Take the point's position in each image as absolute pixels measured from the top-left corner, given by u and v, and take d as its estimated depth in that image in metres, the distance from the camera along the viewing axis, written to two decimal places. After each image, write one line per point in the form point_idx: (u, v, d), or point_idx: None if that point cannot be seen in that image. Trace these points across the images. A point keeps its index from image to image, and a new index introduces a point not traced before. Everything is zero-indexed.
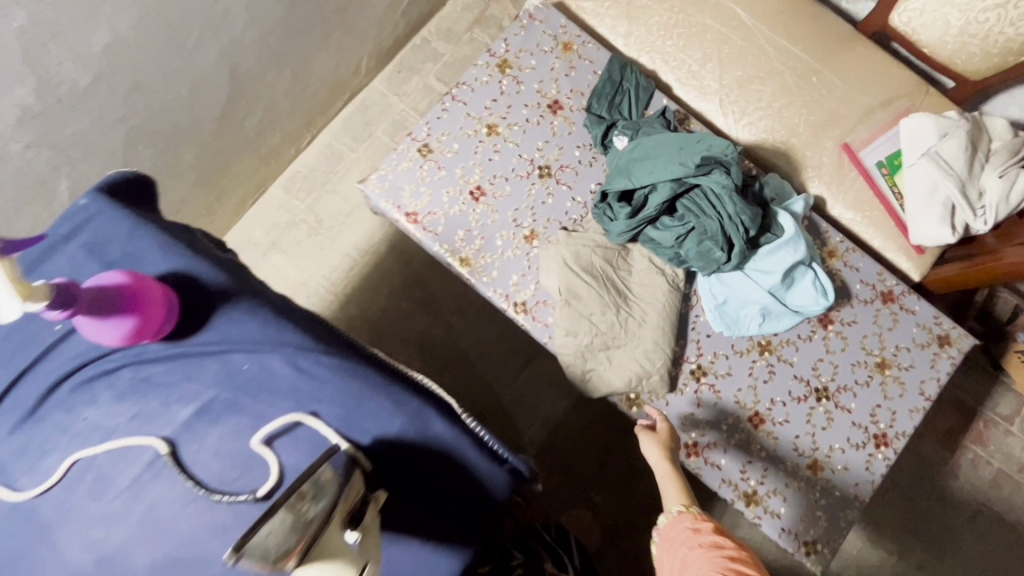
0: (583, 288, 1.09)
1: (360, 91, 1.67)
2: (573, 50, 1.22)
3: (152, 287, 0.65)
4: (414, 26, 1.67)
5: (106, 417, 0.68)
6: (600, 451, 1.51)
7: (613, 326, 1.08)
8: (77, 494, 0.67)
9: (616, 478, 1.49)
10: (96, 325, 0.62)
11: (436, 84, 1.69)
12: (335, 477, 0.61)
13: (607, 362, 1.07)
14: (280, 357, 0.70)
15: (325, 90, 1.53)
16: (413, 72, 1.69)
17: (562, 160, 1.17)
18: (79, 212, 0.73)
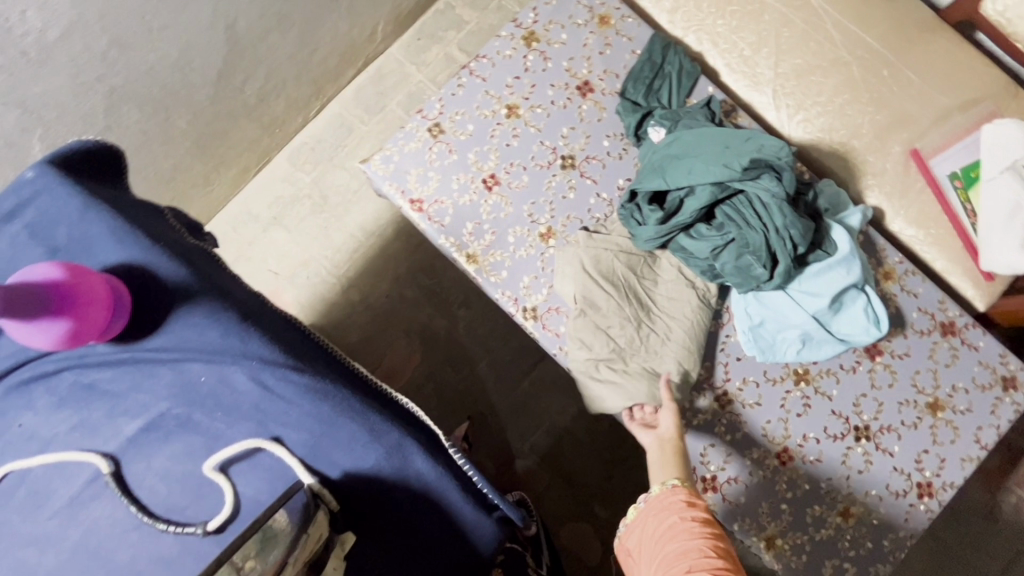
0: (602, 294, 0.97)
1: (376, 58, 1.54)
2: (609, 25, 1.08)
3: (92, 283, 0.55)
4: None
5: (46, 425, 0.60)
6: (607, 464, 1.41)
7: (632, 339, 0.96)
8: (9, 510, 0.59)
9: (622, 493, 1.39)
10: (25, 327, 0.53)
11: (458, 55, 1.55)
12: (288, 525, 0.53)
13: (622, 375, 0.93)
14: (242, 371, 0.60)
15: (336, 55, 1.41)
16: (434, 40, 1.55)
17: (588, 150, 1.04)
18: (26, 187, 0.63)
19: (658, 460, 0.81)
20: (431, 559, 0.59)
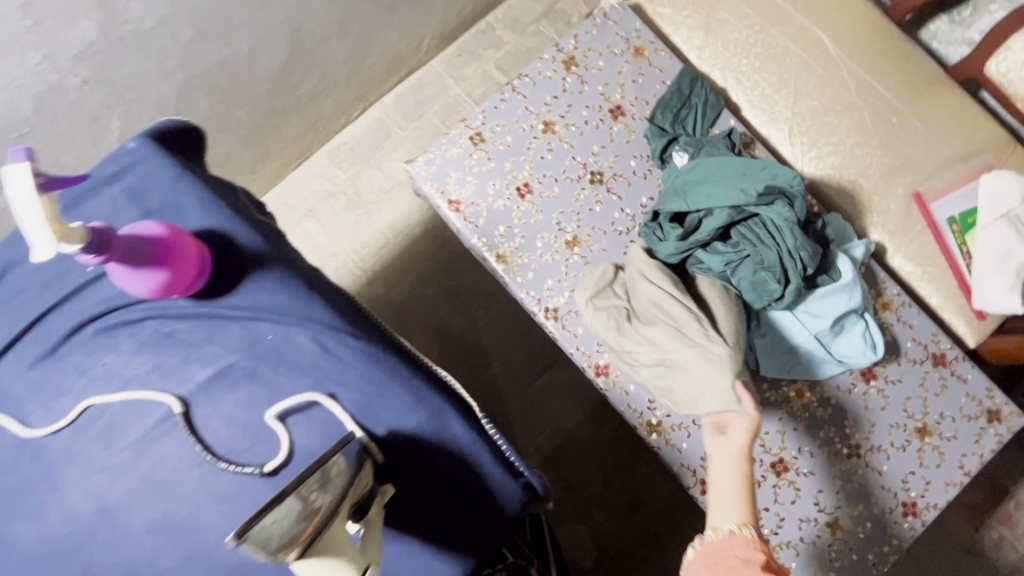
0: (651, 308, 1.00)
1: (418, 69, 1.64)
2: (644, 56, 1.17)
3: (190, 244, 0.63)
4: (481, 10, 1.63)
5: (125, 366, 0.67)
6: (607, 469, 1.47)
7: (689, 339, 0.95)
8: (86, 440, 0.66)
9: (619, 499, 1.45)
10: (130, 274, 0.60)
11: (495, 73, 1.65)
12: (344, 471, 0.58)
13: (698, 378, 0.93)
14: (306, 333, 0.68)
15: (383, 63, 1.50)
16: (473, 57, 1.65)
17: (616, 169, 1.13)
18: (126, 156, 0.71)
19: (721, 494, 0.81)
20: (459, 516, 0.66)
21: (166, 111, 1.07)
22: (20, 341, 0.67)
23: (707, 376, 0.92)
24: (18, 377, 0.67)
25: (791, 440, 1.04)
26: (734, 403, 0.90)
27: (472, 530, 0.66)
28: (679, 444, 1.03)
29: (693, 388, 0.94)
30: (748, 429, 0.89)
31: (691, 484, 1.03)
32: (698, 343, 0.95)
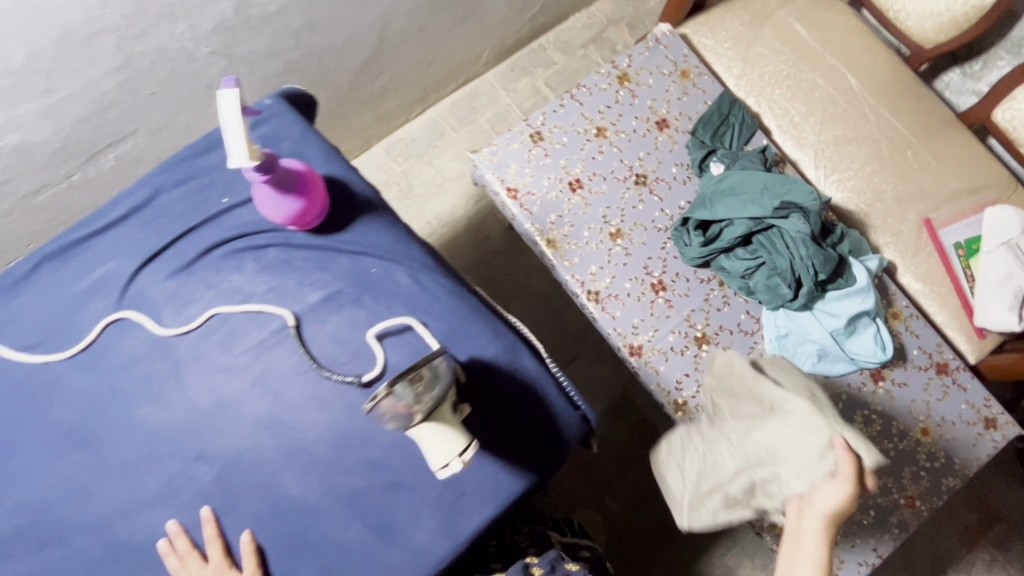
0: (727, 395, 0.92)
1: (474, 79, 1.79)
2: (689, 78, 1.31)
3: (321, 181, 0.75)
4: (536, 32, 1.79)
5: (248, 284, 0.78)
6: (622, 460, 1.55)
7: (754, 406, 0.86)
8: (210, 342, 0.76)
9: (632, 489, 1.53)
10: (281, 201, 0.72)
11: (543, 89, 1.81)
12: (449, 370, 0.64)
13: (783, 443, 0.78)
14: (405, 270, 0.79)
15: (446, 70, 1.65)
16: (525, 73, 1.81)
17: (659, 173, 1.25)
18: (263, 110, 0.84)
19: None
20: (525, 436, 0.76)
21: (266, 89, 1.20)
22: (160, 255, 0.78)
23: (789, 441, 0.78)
24: (157, 285, 0.77)
25: None
26: (825, 466, 0.74)
27: (535, 450, 0.76)
28: None
29: (787, 466, 0.77)
30: (843, 499, 0.73)
31: None
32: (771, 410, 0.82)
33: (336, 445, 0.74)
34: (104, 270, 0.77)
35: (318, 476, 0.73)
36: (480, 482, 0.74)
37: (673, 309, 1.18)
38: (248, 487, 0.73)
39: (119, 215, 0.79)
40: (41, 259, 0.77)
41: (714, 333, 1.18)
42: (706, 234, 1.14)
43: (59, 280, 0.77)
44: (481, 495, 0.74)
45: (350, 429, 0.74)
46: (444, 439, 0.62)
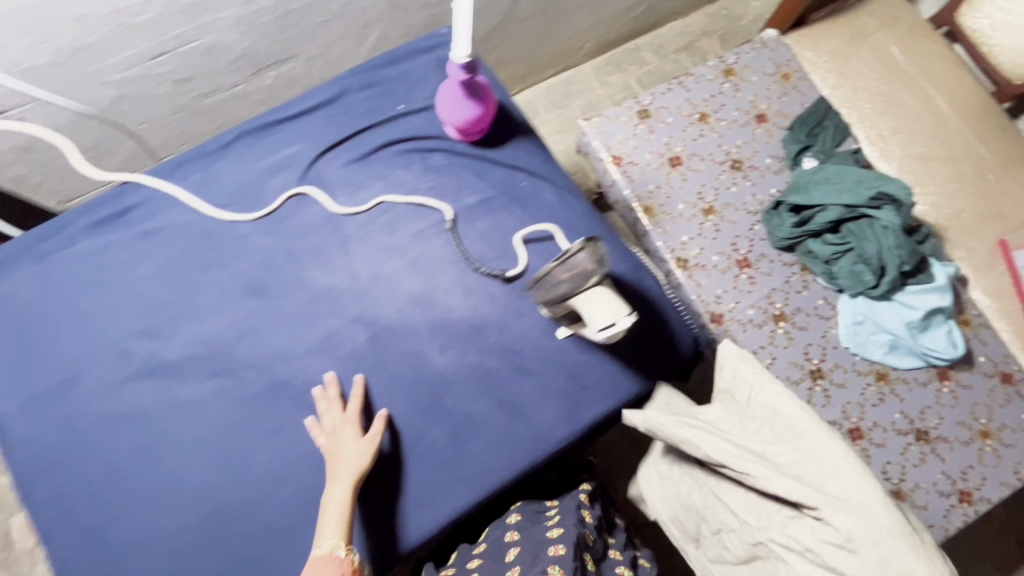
0: (693, 445, 0.73)
1: (570, 68, 1.90)
2: (790, 81, 1.41)
3: (495, 96, 0.85)
4: (635, 32, 1.90)
5: (414, 180, 0.88)
6: None
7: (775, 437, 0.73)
8: (376, 224, 0.86)
9: None
10: (470, 105, 0.82)
11: (635, 85, 1.92)
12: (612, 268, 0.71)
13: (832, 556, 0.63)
14: (551, 188, 0.89)
15: (551, 54, 1.77)
16: (619, 69, 1.92)
17: (754, 161, 1.34)
18: (440, 37, 0.95)
19: None
20: (643, 346, 0.83)
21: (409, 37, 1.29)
22: (341, 144, 0.89)
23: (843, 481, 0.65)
24: (335, 169, 0.88)
25: (870, 413, 1.21)
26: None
27: (652, 360, 0.83)
28: None
29: (834, 520, 0.63)
30: None
31: None
32: (805, 443, 0.69)
33: (476, 328, 0.83)
34: (292, 151, 0.88)
35: (458, 352, 0.82)
36: (601, 380, 0.82)
37: (756, 285, 1.26)
38: (395, 352, 0.82)
39: (309, 106, 0.89)
40: (237, 133, 0.88)
41: (792, 312, 1.25)
42: (799, 216, 1.23)
43: (251, 153, 0.87)
44: (600, 391, 0.82)
45: (490, 316, 0.83)
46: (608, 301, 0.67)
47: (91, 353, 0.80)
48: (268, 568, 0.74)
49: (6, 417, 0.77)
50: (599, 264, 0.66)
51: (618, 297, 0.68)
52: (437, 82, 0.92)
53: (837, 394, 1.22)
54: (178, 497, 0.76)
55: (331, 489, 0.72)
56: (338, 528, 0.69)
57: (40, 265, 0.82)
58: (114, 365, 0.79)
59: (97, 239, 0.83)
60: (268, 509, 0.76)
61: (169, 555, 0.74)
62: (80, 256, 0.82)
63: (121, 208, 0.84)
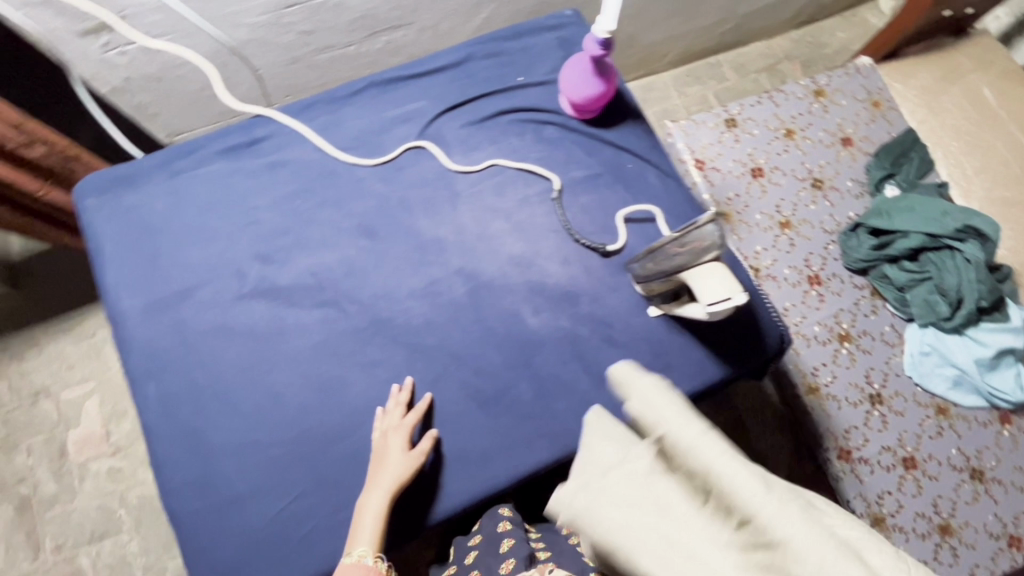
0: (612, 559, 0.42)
1: (651, 74, 1.88)
2: (880, 109, 1.42)
3: (619, 77, 0.89)
4: (719, 47, 1.87)
5: (526, 149, 0.92)
6: None
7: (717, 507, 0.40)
8: (486, 185, 0.90)
9: None
10: (595, 81, 0.86)
11: (711, 99, 1.87)
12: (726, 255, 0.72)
13: None
14: (656, 173, 0.92)
15: (635, 60, 1.77)
16: (699, 81, 1.89)
17: (835, 182, 1.35)
18: (564, 18, 0.99)
19: None
20: (731, 335, 0.85)
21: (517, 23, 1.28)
22: (461, 107, 0.93)
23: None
24: (453, 129, 0.92)
25: (925, 444, 1.20)
26: None
27: (738, 350, 0.85)
28: (830, 411, 1.21)
29: None
30: None
31: (831, 448, 1.20)
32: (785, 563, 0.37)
33: (571, 295, 0.86)
34: (414, 107, 0.93)
35: (551, 316, 0.85)
36: (686, 362, 0.84)
37: (825, 302, 1.27)
38: (492, 307, 0.85)
39: (435, 67, 0.95)
40: (367, 83, 0.93)
41: (858, 334, 1.25)
42: (878, 240, 1.25)
43: (378, 105, 0.93)
44: (685, 373, 0.84)
45: (586, 286, 0.86)
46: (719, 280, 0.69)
47: (209, 268, 0.84)
48: (350, 494, 0.77)
49: (126, 315, 0.82)
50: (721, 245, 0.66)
51: (733, 275, 0.69)
52: (557, 60, 0.96)
53: (894, 421, 1.21)
54: (275, 414, 0.79)
55: (366, 496, 0.74)
56: (372, 534, 0.71)
57: (172, 180, 0.87)
58: (229, 283, 0.84)
59: (226, 163, 0.88)
60: (356, 437, 0.79)
61: (260, 466, 0.77)
62: (210, 177, 0.88)
63: (252, 139, 0.90)
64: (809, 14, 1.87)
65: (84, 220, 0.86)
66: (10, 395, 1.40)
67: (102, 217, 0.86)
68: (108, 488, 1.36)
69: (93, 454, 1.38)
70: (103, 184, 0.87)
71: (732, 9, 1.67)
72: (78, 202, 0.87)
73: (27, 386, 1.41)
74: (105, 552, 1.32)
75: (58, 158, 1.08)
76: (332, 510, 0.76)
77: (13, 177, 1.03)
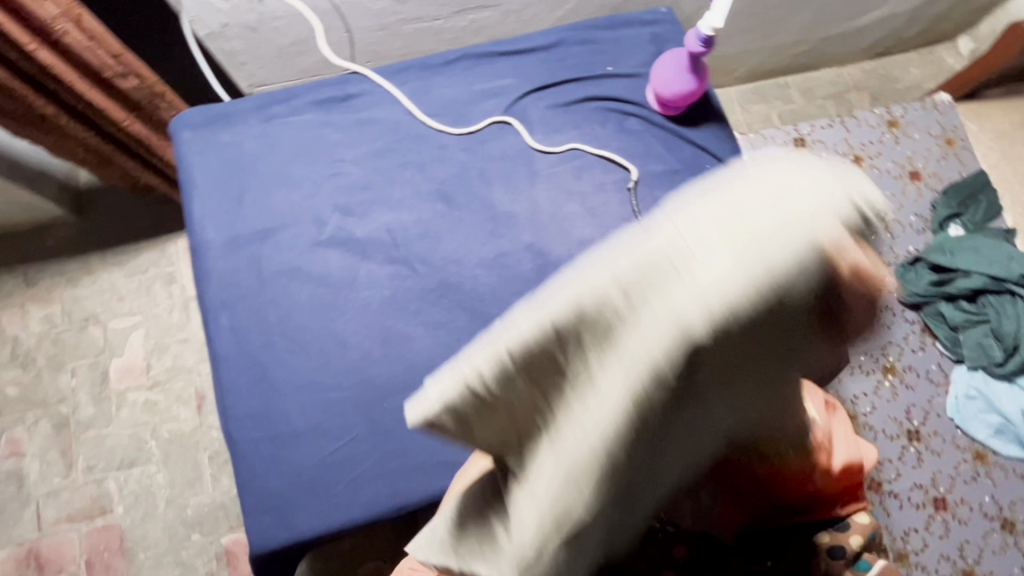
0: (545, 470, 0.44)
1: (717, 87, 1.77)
2: (953, 147, 1.40)
3: (710, 80, 0.91)
4: (789, 68, 1.76)
5: (607, 137, 0.93)
6: None
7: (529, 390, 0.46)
8: (565, 168, 0.91)
9: None
10: (689, 79, 0.87)
11: (775, 120, 1.75)
12: None
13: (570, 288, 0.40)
14: None
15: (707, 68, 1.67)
16: (764, 100, 1.76)
17: (898, 215, 1.34)
18: (660, 15, 1.00)
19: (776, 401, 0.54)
20: None
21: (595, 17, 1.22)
22: (549, 88, 0.95)
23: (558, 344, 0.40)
24: (539, 109, 0.94)
25: (958, 487, 1.17)
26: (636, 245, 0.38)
27: None
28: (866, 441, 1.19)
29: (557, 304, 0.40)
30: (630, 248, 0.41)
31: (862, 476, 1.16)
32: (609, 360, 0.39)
33: None
34: (503, 83, 0.95)
35: None
36: None
37: None
38: None
39: (528, 47, 0.97)
40: (461, 55, 0.96)
41: (903, 368, 1.24)
42: (939, 277, 1.23)
43: (468, 77, 0.95)
44: None
45: None
46: None
47: (292, 212, 0.87)
48: (401, 444, 0.79)
49: (208, 246, 0.86)
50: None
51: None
52: (648, 55, 0.97)
53: (929, 460, 1.19)
54: (338, 359, 0.82)
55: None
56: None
57: (265, 124, 0.91)
58: (308, 229, 0.87)
59: (319, 114, 0.92)
60: (413, 391, 0.81)
61: (320, 406, 0.80)
62: (302, 126, 0.91)
63: (345, 95, 0.93)
64: (885, 47, 1.75)
65: (178, 151, 0.90)
66: (62, 317, 1.41)
67: (195, 150, 0.90)
68: (142, 419, 1.36)
69: (131, 384, 1.38)
70: (200, 120, 0.91)
71: (811, 30, 1.57)
72: (175, 134, 0.91)
73: (79, 311, 1.42)
74: (131, 481, 1.32)
75: (148, 93, 1.07)
76: (382, 458, 0.79)
77: (103, 104, 1.03)
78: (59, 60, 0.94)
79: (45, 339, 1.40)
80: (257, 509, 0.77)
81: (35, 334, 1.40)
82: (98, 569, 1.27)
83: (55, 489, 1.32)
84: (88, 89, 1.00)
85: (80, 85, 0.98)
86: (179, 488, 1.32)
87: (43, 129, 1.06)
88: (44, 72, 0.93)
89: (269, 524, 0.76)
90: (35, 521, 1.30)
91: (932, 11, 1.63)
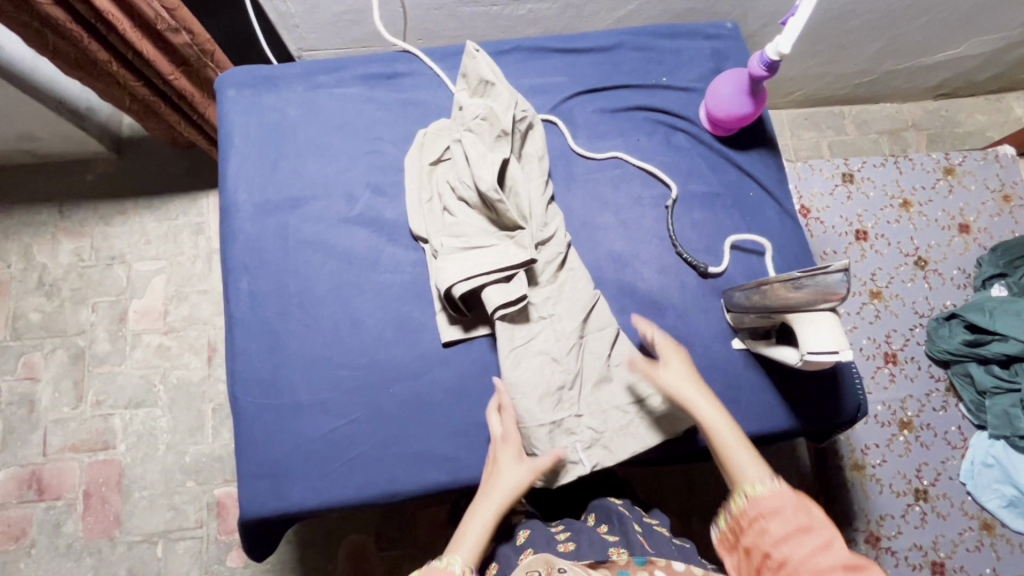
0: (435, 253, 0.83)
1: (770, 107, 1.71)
2: (1010, 203, 1.33)
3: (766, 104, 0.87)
4: (848, 98, 1.68)
5: (651, 150, 0.90)
6: None
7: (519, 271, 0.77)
8: (604, 175, 0.89)
9: None
10: (744, 101, 0.84)
11: (825, 150, 1.70)
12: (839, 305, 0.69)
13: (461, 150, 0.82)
14: (775, 208, 0.89)
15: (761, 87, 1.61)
16: (816, 128, 1.71)
17: (939, 266, 1.29)
18: (724, 30, 0.96)
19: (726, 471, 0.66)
20: (808, 389, 0.83)
21: (656, 22, 1.17)
22: (599, 92, 0.92)
23: (463, 225, 0.80)
24: (585, 112, 0.92)
25: (960, 554, 1.13)
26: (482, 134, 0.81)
27: (810, 405, 0.82)
28: (869, 493, 1.16)
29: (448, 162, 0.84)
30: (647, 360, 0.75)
31: (860, 529, 1.14)
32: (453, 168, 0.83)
33: (659, 304, 0.84)
34: (553, 80, 0.93)
35: (634, 319, 0.84)
36: (756, 403, 0.82)
37: (894, 383, 1.22)
38: None
39: (584, 47, 0.94)
40: (515, 46, 0.93)
41: (920, 425, 1.20)
42: (971, 337, 1.17)
43: (518, 70, 0.93)
44: (753, 415, 0.81)
45: (676, 299, 0.85)
46: (826, 331, 0.68)
47: (325, 184, 0.87)
48: (401, 432, 0.79)
49: (238, 207, 0.85)
50: (833, 290, 0.63)
51: (841, 328, 0.68)
52: (706, 70, 0.94)
53: (934, 522, 1.15)
54: (352, 338, 0.81)
55: (467, 519, 0.68)
56: (473, 545, 0.66)
57: (309, 92, 0.90)
58: (338, 204, 0.86)
59: (363, 89, 0.91)
60: (419, 381, 0.80)
61: (327, 382, 0.80)
62: (345, 99, 0.90)
63: (392, 72, 0.91)
64: (952, 88, 1.67)
65: (220, 109, 0.90)
66: (90, 253, 1.44)
67: (237, 110, 0.89)
68: (153, 362, 1.38)
69: (147, 326, 1.40)
70: (245, 80, 0.91)
71: (876, 62, 1.49)
72: (219, 92, 0.91)
73: (107, 249, 1.44)
74: (136, 421, 1.35)
75: (196, 51, 1.07)
76: (381, 442, 0.78)
77: (153, 56, 1.02)
78: (115, 6, 0.92)
79: (72, 271, 1.43)
80: (252, 475, 0.77)
81: (63, 265, 1.43)
82: (95, 501, 1.31)
83: (64, 417, 1.35)
84: (139, 39, 0.98)
85: (132, 34, 0.96)
86: (180, 435, 1.34)
87: (94, 73, 1.07)
88: (99, 16, 0.92)
89: (262, 492, 0.77)
90: (41, 446, 1.33)
91: (1012, 56, 1.53)
